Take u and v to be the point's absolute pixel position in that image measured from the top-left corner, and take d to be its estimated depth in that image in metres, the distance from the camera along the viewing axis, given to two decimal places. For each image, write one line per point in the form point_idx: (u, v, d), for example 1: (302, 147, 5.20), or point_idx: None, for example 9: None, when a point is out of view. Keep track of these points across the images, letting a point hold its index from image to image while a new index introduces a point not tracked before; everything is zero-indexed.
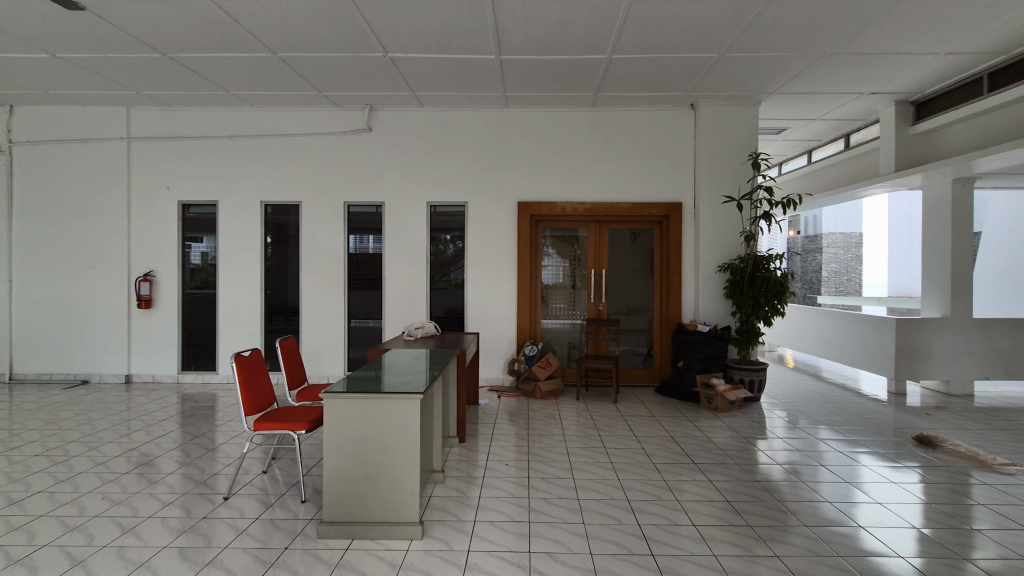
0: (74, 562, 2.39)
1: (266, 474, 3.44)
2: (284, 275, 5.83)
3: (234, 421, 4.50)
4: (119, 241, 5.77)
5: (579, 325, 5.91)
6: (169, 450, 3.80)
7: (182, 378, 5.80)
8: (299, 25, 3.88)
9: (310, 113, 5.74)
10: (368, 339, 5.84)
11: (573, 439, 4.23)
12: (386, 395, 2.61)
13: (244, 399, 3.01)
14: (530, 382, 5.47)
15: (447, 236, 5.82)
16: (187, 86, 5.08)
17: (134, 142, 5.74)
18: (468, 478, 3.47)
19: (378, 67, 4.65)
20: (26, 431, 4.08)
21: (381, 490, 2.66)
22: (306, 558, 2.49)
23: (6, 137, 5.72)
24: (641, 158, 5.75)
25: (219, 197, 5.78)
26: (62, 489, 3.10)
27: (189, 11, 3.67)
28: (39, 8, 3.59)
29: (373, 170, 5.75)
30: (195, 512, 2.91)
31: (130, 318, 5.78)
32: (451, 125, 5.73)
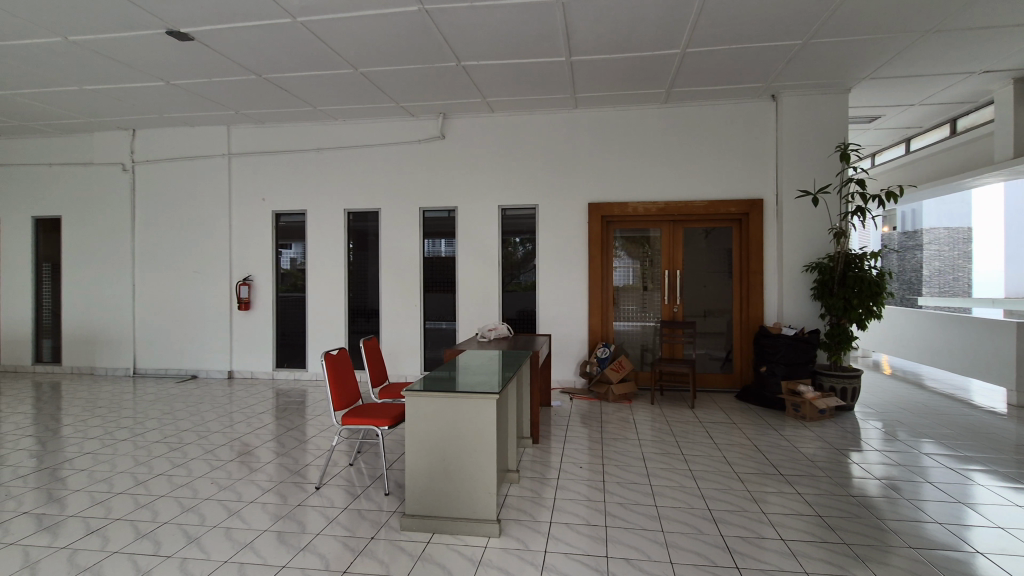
0: (190, 539, 2.65)
1: (352, 466, 3.64)
2: (364, 278, 6.14)
3: (322, 415, 4.79)
4: (222, 248, 6.33)
5: (652, 328, 5.77)
6: (266, 440, 4.12)
7: (276, 374, 6.26)
8: (378, 41, 4.09)
9: (388, 124, 6.02)
10: (443, 340, 6.03)
11: (648, 444, 4.13)
12: (464, 395, 2.69)
13: (333, 395, 3.21)
14: (602, 385, 5.40)
15: (517, 238, 5.89)
16: (279, 104, 5.49)
17: (234, 157, 6.28)
18: (543, 479, 3.49)
19: (451, 75, 4.79)
20: (148, 419, 4.57)
21: (459, 487, 2.74)
22: (390, 548, 2.60)
23: (130, 157, 6.44)
24: (717, 154, 5.53)
25: (307, 206, 6.18)
26: (178, 473, 3.44)
27: (282, 35, 3.97)
28: (157, 41, 4.02)
29: (446, 176, 5.93)
30: (290, 499, 3.13)
31: (232, 318, 6.31)
32: (521, 129, 5.80)
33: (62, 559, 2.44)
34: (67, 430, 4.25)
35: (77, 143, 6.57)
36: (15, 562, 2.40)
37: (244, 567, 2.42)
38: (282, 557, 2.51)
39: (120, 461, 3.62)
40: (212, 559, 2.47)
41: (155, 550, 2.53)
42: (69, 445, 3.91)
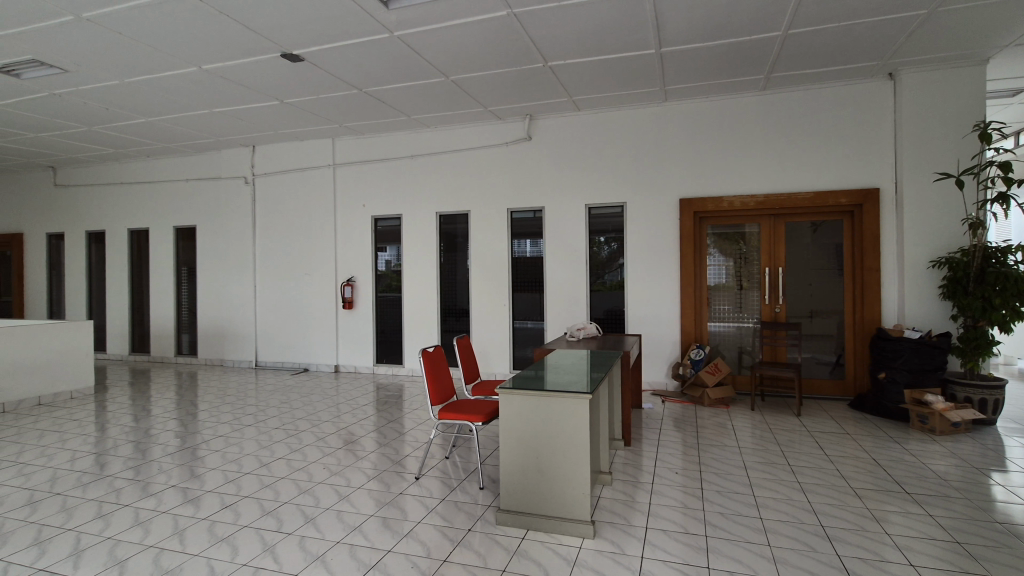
0: (306, 518, 2.88)
1: (448, 459, 3.78)
2: (454, 279, 6.36)
3: (418, 409, 5.02)
4: (328, 251, 6.84)
5: (750, 329, 5.44)
6: (369, 431, 4.40)
7: (377, 369, 6.67)
8: (469, 48, 4.20)
9: (477, 129, 6.18)
10: (531, 339, 6.09)
11: (749, 452, 3.89)
12: (558, 394, 2.70)
13: (430, 390, 3.35)
14: (697, 388, 5.18)
15: (602, 238, 5.81)
16: (377, 115, 5.83)
17: (337, 167, 6.76)
18: (636, 483, 3.41)
19: (538, 77, 4.82)
20: (268, 408, 5.05)
21: (552, 486, 2.75)
22: (487, 541, 2.67)
23: (251, 171, 7.15)
24: (825, 141, 5.09)
25: (402, 211, 6.51)
26: (295, 457, 3.77)
27: (380, 50, 4.20)
28: (273, 64, 4.43)
29: (534, 176, 5.97)
30: (393, 487, 3.31)
31: (338, 316, 6.80)
32: (609, 125, 5.70)
33: (203, 529, 2.76)
34: (203, 415, 4.80)
35: (207, 160, 7.39)
36: (167, 529, 2.74)
37: (354, 548, 2.59)
38: (387, 542, 2.66)
39: (247, 444, 4.02)
40: (327, 538, 2.67)
41: (278, 527, 2.79)
42: (206, 428, 4.41)
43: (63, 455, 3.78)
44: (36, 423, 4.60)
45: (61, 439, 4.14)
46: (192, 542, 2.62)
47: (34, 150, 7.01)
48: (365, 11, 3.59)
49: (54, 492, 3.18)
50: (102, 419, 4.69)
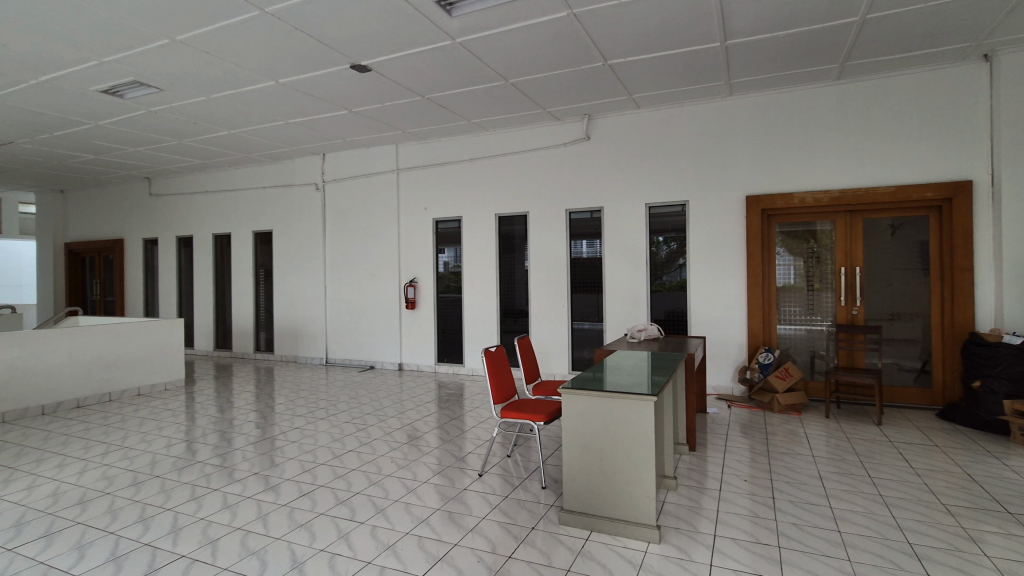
0: (377, 509, 3.01)
1: (509, 458, 3.82)
2: (513, 280, 6.43)
3: (479, 408, 5.11)
4: (392, 253, 7.08)
5: (823, 332, 5.16)
6: (432, 427, 4.52)
7: (438, 367, 6.84)
8: (529, 51, 4.24)
9: (535, 130, 6.21)
10: (590, 340, 6.05)
11: (825, 462, 3.69)
12: (622, 395, 2.68)
13: (492, 389, 3.41)
14: (766, 393, 4.96)
15: (662, 237, 5.70)
16: (438, 120, 5.98)
17: (401, 172, 6.99)
18: (702, 488, 3.31)
19: (598, 76, 4.79)
20: (338, 403, 5.30)
21: (617, 488, 2.72)
22: (550, 540, 2.68)
23: (321, 177, 7.52)
24: (908, 132, 4.75)
25: (462, 213, 6.65)
26: (365, 450, 3.94)
27: (442, 56, 4.31)
28: (343, 75, 4.64)
29: (592, 176, 5.93)
30: (457, 482, 3.40)
31: (401, 316, 7.03)
32: (670, 122, 5.58)
33: (284, 514, 2.94)
34: (280, 408, 5.10)
35: (282, 168, 7.84)
36: (252, 512, 2.95)
37: (422, 540, 2.68)
38: (453, 535, 2.73)
39: (320, 437, 4.24)
40: (396, 529, 2.77)
41: (351, 516, 2.92)
42: (282, 421, 4.69)
43: (161, 441, 4.13)
44: (137, 411, 5.06)
45: (158, 427, 4.53)
46: (275, 526, 2.80)
47: (133, 163, 7.69)
48: (429, 20, 3.70)
49: (154, 474, 3.48)
50: (192, 410, 5.08)
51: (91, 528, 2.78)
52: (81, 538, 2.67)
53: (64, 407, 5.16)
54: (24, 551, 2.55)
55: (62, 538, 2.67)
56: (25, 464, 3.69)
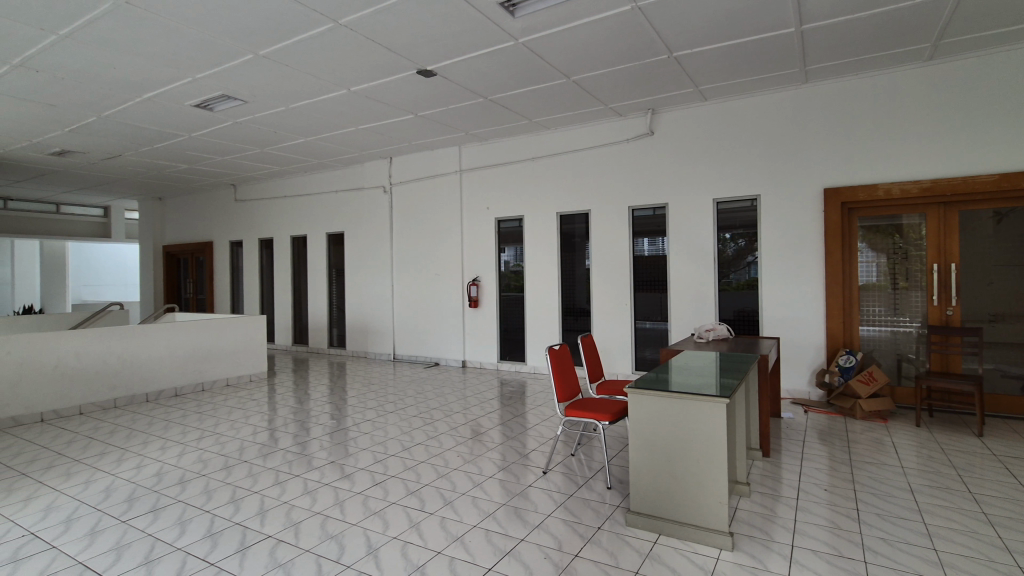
0: (445, 501, 3.10)
1: (573, 456, 3.82)
2: (574, 279, 6.40)
3: (542, 406, 5.13)
4: (456, 252, 7.24)
5: (912, 334, 4.79)
6: (496, 424, 4.58)
7: (501, 365, 6.93)
8: (593, 47, 4.20)
9: (597, 127, 6.15)
10: (654, 340, 5.93)
11: (916, 474, 3.41)
12: (692, 397, 2.60)
13: (557, 388, 3.41)
14: (847, 399, 4.68)
15: (729, 235, 5.49)
16: (500, 121, 6.05)
17: (464, 173, 7.13)
18: (776, 496, 3.17)
19: (663, 69, 4.68)
20: (406, 398, 5.49)
21: (687, 491, 2.65)
22: (617, 540, 2.66)
23: (389, 180, 7.81)
24: (1013, 114, 4.31)
25: (523, 213, 6.69)
26: (432, 444, 4.06)
27: (505, 57, 4.36)
28: (410, 81, 4.79)
29: (657, 172, 5.80)
30: (523, 479, 3.43)
31: (465, 314, 7.18)
32: (740, 114, 5.35)
33: (359, 502, 3.09)
34: (352, 402, 5.35)
35: (352, 172, 8.20)
36: (330, 499, 3.12)
37: (490, 533, 2.73)
38: (519, 531, 2.76)
39: (390, 430, 4.42)
40: (464, 522, 2.84)
41: (421, 506, 3.02)
42: (354, 413, 4.92)
43: (247, 429, 4.46)
44: (226, 401, 5.47)
45: (244, 416, 4.88)
46: (351, 513, 2.94)
47: (220, 171, 8.31)
48: (494, 22, 3.76)
49: (242, 459, 3.76)
50: (273, 401, 5.44)
51: (190, 505, 3.04)
52: (182, 514, 2.93)
53: (164, 395, 5.66)
54: (136, 523, 2.83)
55: (167, 514, 2.94)
56: (134, 445, 4.09)
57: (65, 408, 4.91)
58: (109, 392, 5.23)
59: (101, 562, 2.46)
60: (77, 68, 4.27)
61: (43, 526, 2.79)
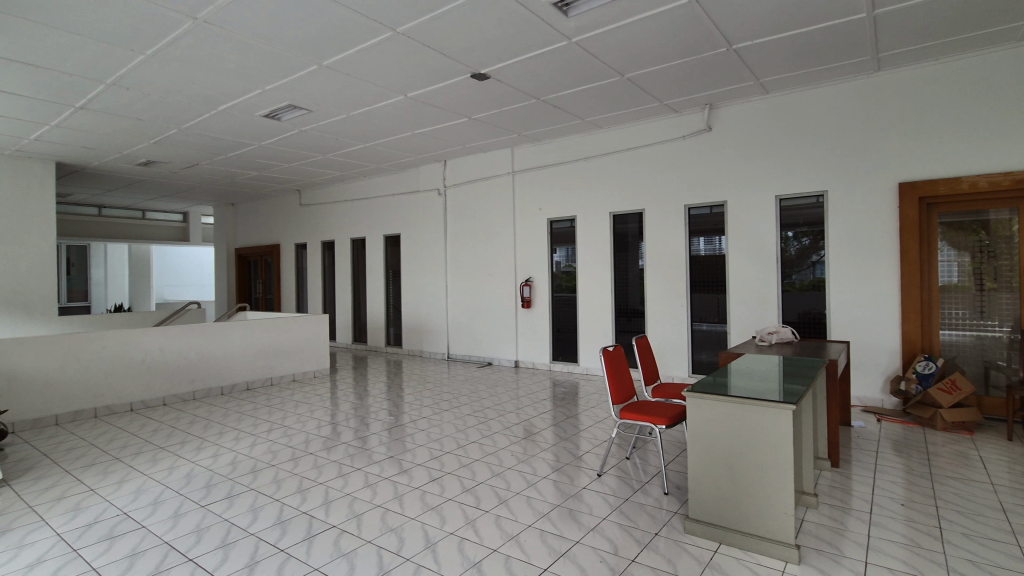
0: (500, 500, 3.13)
1: (628, 460, 3.76)
2: (627, 279, 6.31)
3: (595, 407, 5.08)
4: (508, 253, 7.29)
5: (1001, 339, 4.42)
6: (549, 424, 4.59)
7: (553, 365, 6.92)
8: (648, 43, 4.12)
9: (651, 125, 6.03)
10: (712, 342, 5.75)
11: (1008, 492, 3.13)
12: (756, 402, 2.51)
13: (612, 389, 3.37)
14: (926, 408, 4.36)
15: (792, 233, 5.25)
16: (553, 121, 6.04)
17: (516, 174, 7.18)
18: (847, 509, 3.00)
19: (721, 63, 4.53)
20: (461, 396, 5.59)
21: (749, 500, 2.56)
22: (675, 547, 2.60)
23: (443, 183, 7.97)
24: None
25: (576, 213, 6.65)
26: (486, 442, 4.12)
27: (558, 57, 4.35)
28: (464, 85, 4.88)
29: (715, 169, 5.62)
30: (577, 480, 3.42)
31: (517, 314, 7.22)
32: (805, 106, 5.10)
33: (417, 496, 3.17)
34: (409, 399, 5.51)
35: (408, 176, 8.43)
36: (390, 492, 3.22)
37: (544, 534, 2.74)
38: (574, 533, 2.75)
39: (445, 427, 4.51)
40: (519, 521, 2.87)
41: (476, 504, 3.07)
42: (411, 410, 5.06)
43: (312, 422, 4.68)
44: (292, 395, 5.76)
45: (309, 410, 5.12)
46: (410, 507, 3.03)
47: (286, 177, 8.75)
48: (547, 23, 3.76)
49: (308, 451, 3.95)
50: (335, 396, 5.68)
51: (261, 493, 3.22)
52: (255, 502, 3.11)
53: (237, 388, 6.02)
54: (214, 508, 3.03)
55: (241, 500, 3.13)
56: (211, 435, 4.38)
57: (150, 399, 5.32)
58: (189, 385, 5.62)
59: (184, 542, 2.65)
60: (160, 84, 4.61)
61: (134, 507, 3.04)
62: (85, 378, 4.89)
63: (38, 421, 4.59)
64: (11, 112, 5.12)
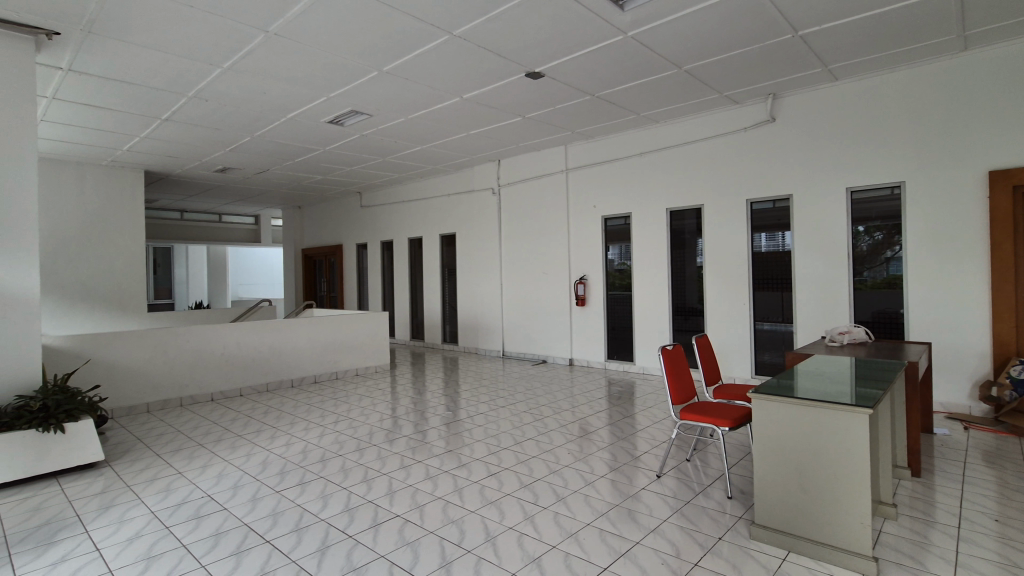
0: (558, 497, 3.14)
1: (688, 462, 3.68)
2: (685, 277, 6.15)
3: (653, 407, 4.99)
4: (562, 251, 7.27)
5: None
6: (605, 423, 4.55)
7: (608, 364, 6.86)
8: (707, 33, 4.00)
9: (711, 117, 5.85)
10: (776, 343, 5.52)
11: None
12: (827, 404, 2.40)
13: (671, 389, 3.30)
14: (1022, 417, 4.00)
15: (863, 228, 4.95)
16: (608, 117, 5.98)
17: (570, 172, 7.15)
18: (931, 522, 2.80)
19: (786, 50, 4.33)
20: (516, 393, 5.64)
21: (821, 508, 2.44)
22: (740, 553, 2.53)
23: (497, 182, 8.06)
24: None
25: (631, 209, 6.55)
26: (542, 439, 4.13)
27: (614, 52, 4.29)
28: (519, 84, 4.91)
29: (779, 162, 5.38)
30: (636, 481, 3.37)
31: (572, 312, 7.20)
32: (879, 92, 4.79)
33: (476, 490, 3.24)
34: (465, 395, 5.61)
35: (464, 176, 8.57)
36: (450, 485, 3.30)
37: (603, 533, 2.73)
38: (634, 533, 2.72)
39: (502, 424, 4.57)
40: (578, 519, 2.87)
41: (534, 500, 3.10)
42: (468, 406, 5.16)
43: (374, 415, 4.86)
44: (355, 389, 6.00)
45: (371, 403, 5.32)
46: (470, 500, 3.10)
47: (348, 180, 9.11)
48: (602, 18, 3.73)
49: (372, 443, 4.11)
50: (395, 391, 5.87)
51: (330, 481, 3.39)
52: (324, 489, 3.27)
53: (305, 381, 6.34)
54: (288, 493, 3.22)
55: (312, 487, 3.30)
56: (282, 425, 4.64)
57: (229, 389, 5.69)
58: (262, 378, 5.96)
59: (262, 525, 2.82)
60: (236, 96, 4.93)
61: (217, 490, 3.27)
62: (173, 369, 5.30)
63: (132, 408, 5.02)
64: (107, 125, 5.61)
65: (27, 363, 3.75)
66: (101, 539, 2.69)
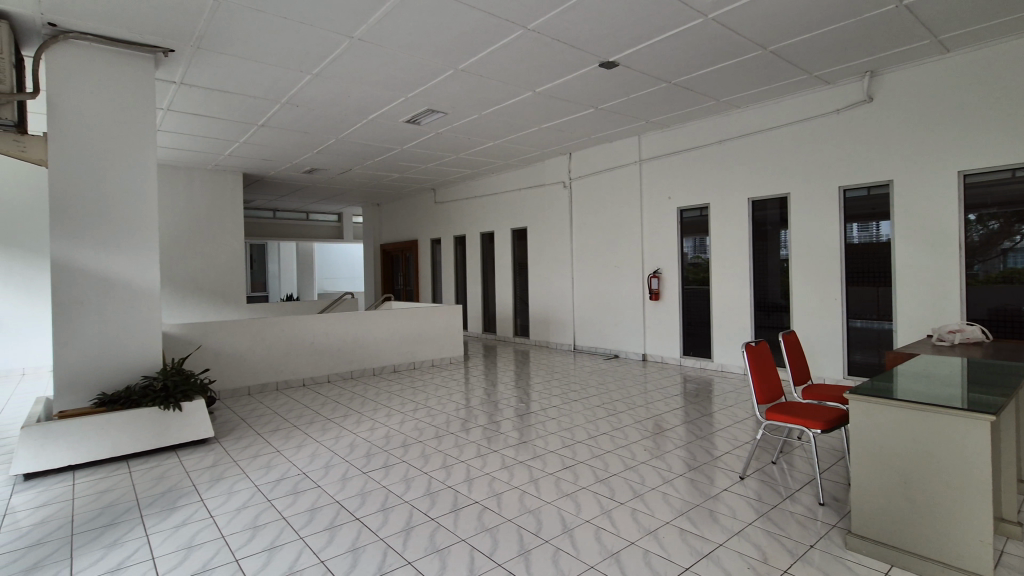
0: (635, 493, 3.10)
1: (774, 465, 3.50)
2: (768, 271, 5.83)
3: (733, 406, 4.79)
4: (636, 244, 7.11)
5: None
6: (682, 420, 4.43)
7: (684, 361, 6.64)
8: (798, 9, 3.75)
9: (798, 100, 5.48)
10: (872, 341, 5.11)
11: None
12: (934, 409, 2.21)
13: (755, 387, 3.14)
14: None
15: (977, 216, 4.46)
16: (685, 105, 5.76)
17: (644, 163, 6.98)
18: None
19: (888, 22, 3.97)
20: (589, 388, 5.60)
21: (930, 521, 2.24)
22: (835, 563, 2.38)
23: (569, 175, 8.01)
24: None
25: (709, 200, 6.29)
26: (617, 435, 4.08)
27: (693, 36, 4.13)
28: (592, 75, 4.84)
29: (878, 145, 4.96)
30: (717, 481, 3.26)
31: (645, 307, 7.04)
32: (999, 62, 4.27)
33: (552, 482, 3.26)
34: (537, 389, 5.65)
35: (534, 170, 8.59)
36: (526, 476, 3.34)
37: (684, 532, 2.67)
38: (717, 535, 2.64)
39: (576, 417, 4.56)
40: (656, 516, 2.82)
41: (611, 495, 3.08)
42: (540, 399, 5.19)
43: (450, 405, 5.01)
44: (431, 379, 6.22)
45: (446, 393, 5.49)
46: (546, 492, 3.12)
47: (423, 177, 9.40)
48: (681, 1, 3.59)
49: (449, 431, 4.24)
50: (469, 383, 6.01)
51: (411, 466, 3.54)
52: (407, 473, 3.43)
53: (385, 370, 6.64)
54: (374, 475, 3.40)
55: (395, 470, 3.47)
56: (366, 410, 4.90)
57: (317, 376, 6.08)
58: (346, 366, 6.31)
59: (352, 503, 3.01)
60: (322, 100, 5.22)
61: (311, 468, 3.52)
62: (268, 356, 5.73)
63: (235, 390, 5.50)
64: (211, 132, 6.14)
65: (149, 348, 4.19)
66: (214, 507, 2.97)
